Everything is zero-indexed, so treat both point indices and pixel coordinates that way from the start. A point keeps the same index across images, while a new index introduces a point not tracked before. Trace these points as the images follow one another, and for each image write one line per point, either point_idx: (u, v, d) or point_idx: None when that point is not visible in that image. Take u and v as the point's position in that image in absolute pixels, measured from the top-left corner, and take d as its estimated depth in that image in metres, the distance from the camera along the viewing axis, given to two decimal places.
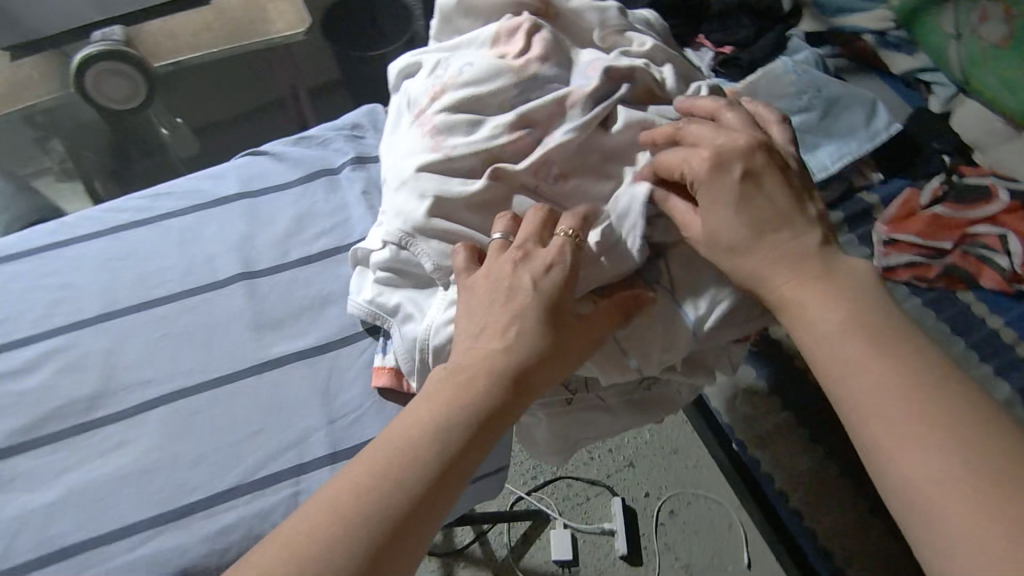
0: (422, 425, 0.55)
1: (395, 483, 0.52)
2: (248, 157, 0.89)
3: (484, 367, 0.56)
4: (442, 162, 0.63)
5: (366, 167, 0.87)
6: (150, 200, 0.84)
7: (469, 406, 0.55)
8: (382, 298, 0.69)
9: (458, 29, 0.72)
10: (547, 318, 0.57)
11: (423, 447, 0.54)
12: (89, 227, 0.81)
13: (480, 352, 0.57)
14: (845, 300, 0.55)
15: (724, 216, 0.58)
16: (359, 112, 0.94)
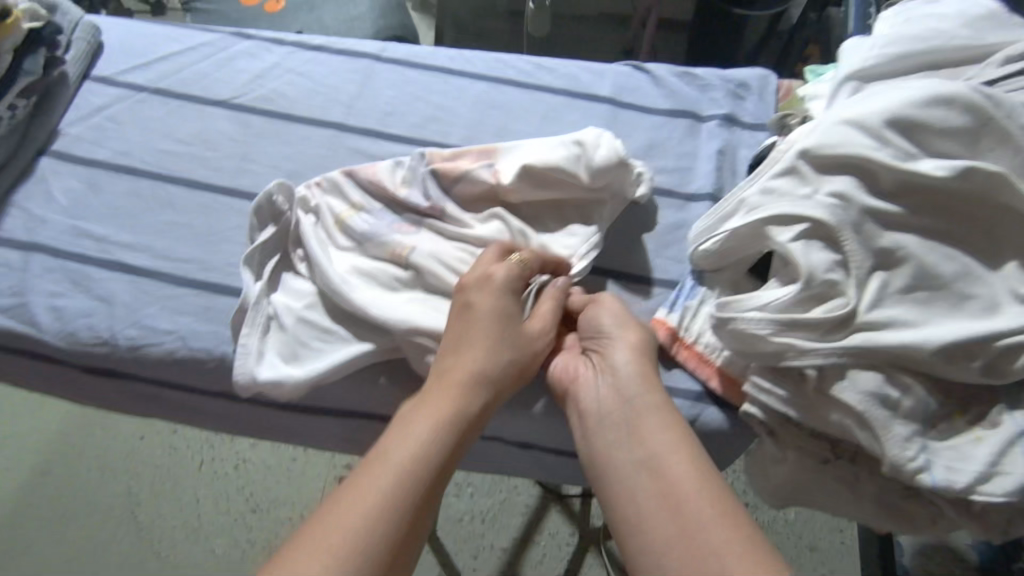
0: (413, 437, 0.53)
1: (404, 482, 0.51)
2: (630, 68, 0.87)
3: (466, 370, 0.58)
4: (841, 153, 0.59)
5: (733, 130, 0.82)
6: (533, 68, 0.87)
7: (458, 408, 0.56)
8: (709, 243, 0.67)
9: (945, 46, 0.67)
10: (504, 336, 0.60)
11: (442, 428, 0.55)
12: (479, 69, 0.87)
13: (465, 360, 0.58)
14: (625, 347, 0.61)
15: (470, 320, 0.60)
16: (752, 71, 0.86)
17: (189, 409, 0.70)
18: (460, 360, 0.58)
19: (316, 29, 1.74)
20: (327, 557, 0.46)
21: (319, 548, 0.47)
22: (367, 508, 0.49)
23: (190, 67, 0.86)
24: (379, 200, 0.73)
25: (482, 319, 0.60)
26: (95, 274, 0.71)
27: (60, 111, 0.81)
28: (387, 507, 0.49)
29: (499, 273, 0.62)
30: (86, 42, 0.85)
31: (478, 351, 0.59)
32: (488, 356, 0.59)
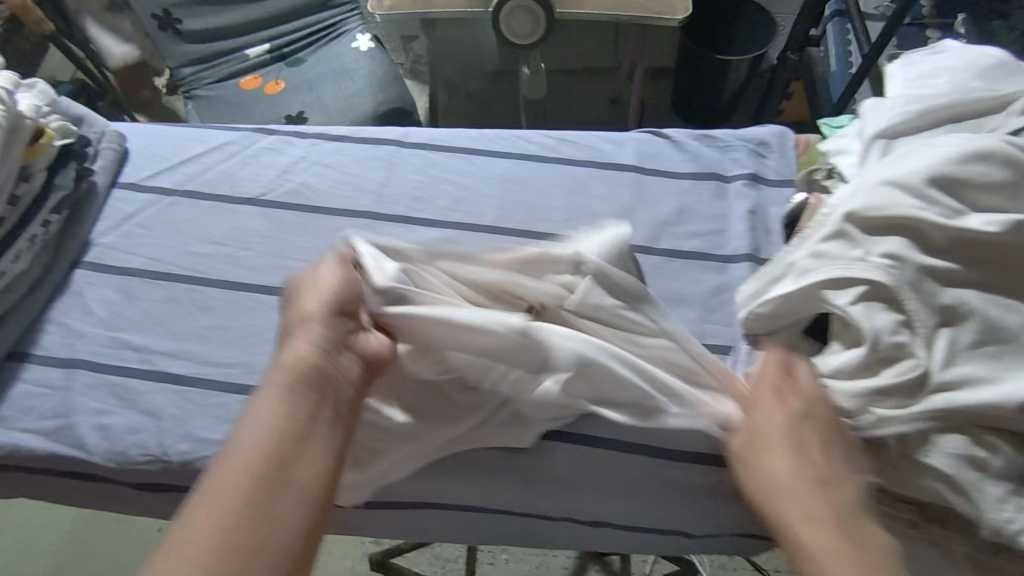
0: (260, 417, 0.54)
1: (251, 451, 0.52)
2: (650, 133, 0.88)
3: (301, 332, 0.60)
4: (887, 214, 0.60)
5: (760, 188, 0.83)
6: (555, 141, 0.88)
7: (289, 373, 0.56)
8: (759, 307, 0.67)
9: (969, 98, 0.69)
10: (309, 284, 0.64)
11: (297, 392, 0.56)
12: (501, 145, 0.87)
13: (302, 326, 0.60)
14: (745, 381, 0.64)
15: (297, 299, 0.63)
16: (769, 128, 0.87)
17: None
18: (310, 331, 0.60)
19: (315, 108, 1.77)
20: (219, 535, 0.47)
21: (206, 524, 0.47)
22: (251, 487, 0.50)
23: (215, 167, 0.86)
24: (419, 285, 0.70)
25: (326, 298, 0.62)
26: (139, 388, 0.70)
27: (91, 221, 0.81)
28: (264, 471, 0.51)
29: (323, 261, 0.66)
30: (112, 149, 0.85)
31: (307, 309, 0.62)
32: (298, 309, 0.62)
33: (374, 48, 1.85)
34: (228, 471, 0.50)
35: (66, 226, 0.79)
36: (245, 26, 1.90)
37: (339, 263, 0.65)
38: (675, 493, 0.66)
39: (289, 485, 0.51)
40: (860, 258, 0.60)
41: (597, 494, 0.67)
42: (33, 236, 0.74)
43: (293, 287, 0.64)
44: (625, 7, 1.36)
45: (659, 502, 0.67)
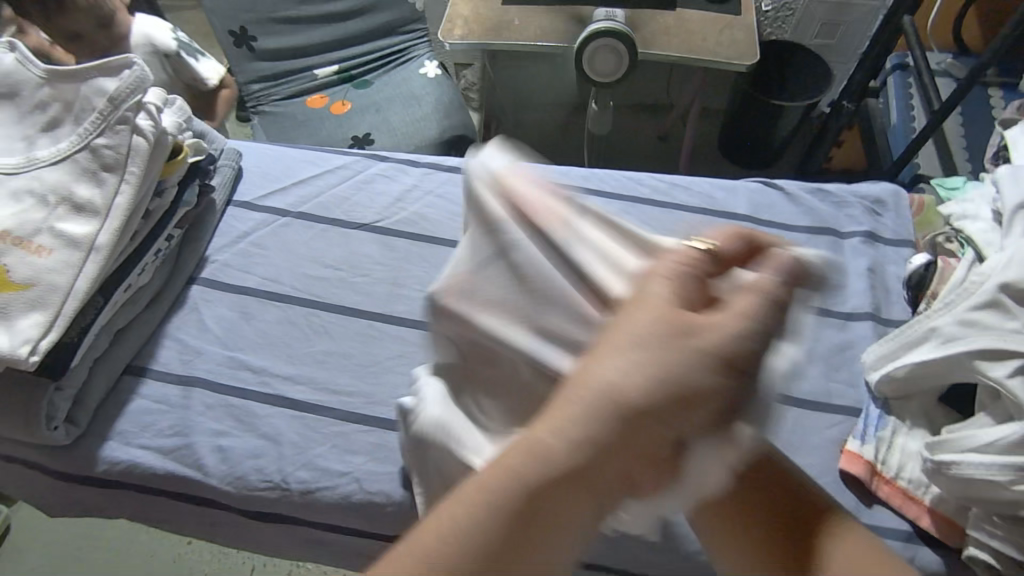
0: (538, 448, 0.36)
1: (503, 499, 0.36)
2: (761, 184, 0.89)
3: (634, 337, 0.37)
4: None
5: (877, 246, 0.82)
6: (667, 185, 0.88)
7: (601, 411, 0.36)
8: (896, 370, 0.67)
9: None
10: (686, 319, 0.38)
11: (577, 410, 0.36)
12: (614, 187, 0.88)
13: (634, 323, 0.38)
14: None
15: (648, 284, 0.41)
16: (883, 187, 0.87)
17: (356, 553, 0.68)
18: (623, 331, 0.38)
19: (383, 130, 1.72)
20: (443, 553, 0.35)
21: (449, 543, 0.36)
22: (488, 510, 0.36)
23: (329, 190, 0.87)
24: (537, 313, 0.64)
25: (650, 296, 0.39)
26: (258, 411, 0.68)
27: (208, 238, 0.81)
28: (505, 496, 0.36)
29: (673, 258, 0.42)
30: (229, 167, 0.86)
31: (649, 301, 0.39)
32: (653, 308, 0.39)
33: (441, 76, 1.85)
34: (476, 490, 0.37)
35: (184, 241, 0.79)
36: (315, 47, 1.91)
37: (684, 255, 0.43)
38: None
39: (526, 509, 0.36)
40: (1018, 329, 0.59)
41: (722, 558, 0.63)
42: (158, 250, 0.74)
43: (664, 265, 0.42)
44: (693, 51, 1.34)
45: None
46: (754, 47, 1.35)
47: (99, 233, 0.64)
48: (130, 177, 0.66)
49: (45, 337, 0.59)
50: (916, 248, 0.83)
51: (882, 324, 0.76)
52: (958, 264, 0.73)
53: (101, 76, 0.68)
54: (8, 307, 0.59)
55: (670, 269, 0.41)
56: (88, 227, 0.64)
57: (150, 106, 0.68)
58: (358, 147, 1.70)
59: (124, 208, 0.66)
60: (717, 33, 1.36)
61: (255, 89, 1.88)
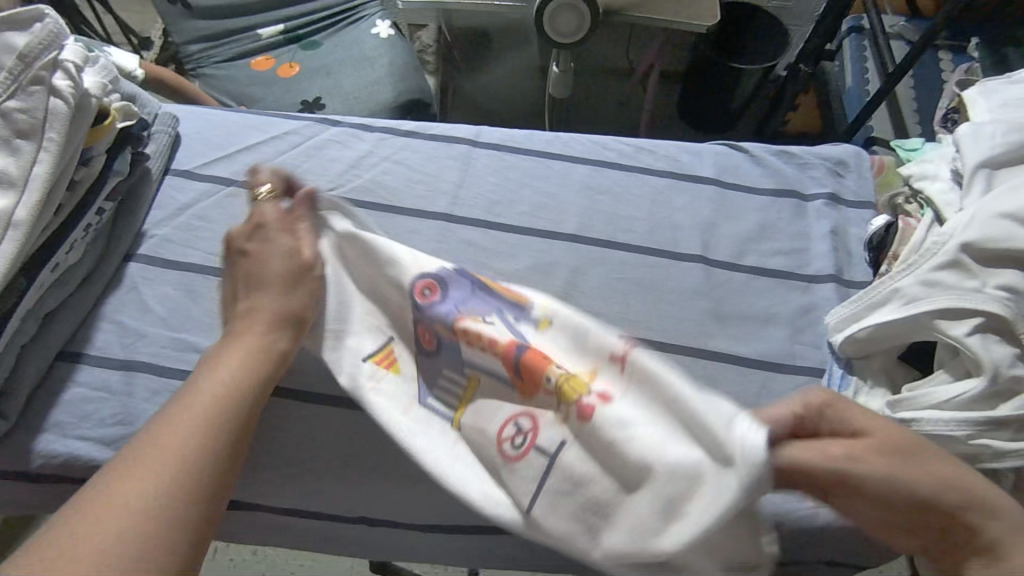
0: (201, 401, 0.53)
1: (161, 467, 0.48)
2: (726, 147, 0.87)
3: (260, 321, 0.60)
4: (1004, 248, 0.60)
5: (840, 208, 0.82)
6: (633, 149, 0.86)
7: (237, 364, 0.56)
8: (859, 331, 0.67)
9: None
10: (285, 282, 0.62)
11: (180, 435, 0.50)
12: (579, 151, 0.85)
13: (256, 308, 0.60)
14: (283, 290, 0.62)
15: (278, 242, 0.64)
16: (845, 148, 0.87)
17: (321, 534, 0.65)
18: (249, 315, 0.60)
19: (334, 94, 1.63)
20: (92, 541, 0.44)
21: (130, 483, 0.47)
22: (153, 472, 0.48)
23: (278, 157, 0.81)
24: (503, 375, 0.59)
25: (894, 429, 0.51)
26: None
27: (144, 211, 0.75)
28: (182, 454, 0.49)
29: (273, 211, 0.66)
30: (165, 133, 0.79)
31: (282, 282, 0.62)
32: (282, 254, 0.63)
33: (394, 36, 1.76)
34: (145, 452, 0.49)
35: (116, 216, 0.73)
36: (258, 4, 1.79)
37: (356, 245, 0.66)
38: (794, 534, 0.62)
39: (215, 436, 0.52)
40: (978, 289, 0.60)
41: None
42: (88, 225, 0.68)
43: (283, 234, 0.65)
44: (654, 12, 1.30)
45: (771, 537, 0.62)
46: (715, 10, 1.31)
47: (16, 207, 0.58)
48: (49, 144, 0.60)
49: None
50: (877, 210, 0.83)
51: (845, 286, 0.76)
52: (918, 225, 0.74)
53: (7, 30, 0.60)
54: None
55: (279, 240, 0.64)
56: (3, 201, 0.57)
57: (68, 64, 0.62)
58: (309, 112, 1.61)
59: (44, 178, 0.59)
60: None
61: (195, 51, 1.77)
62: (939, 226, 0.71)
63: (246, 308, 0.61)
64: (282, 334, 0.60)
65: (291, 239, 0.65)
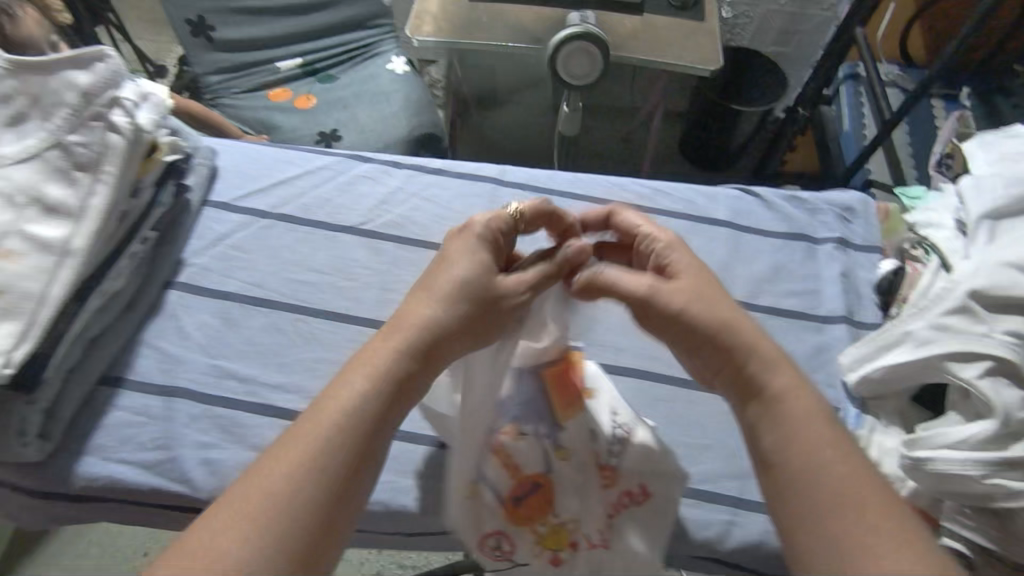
0: (347, 402, 0.45)
1: (318, 465, 0.43)
2: (739, 191, 0.92)
3: (463, 275, 0.52)
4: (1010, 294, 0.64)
5: (849, 252, 0.86)
6: (651, 191, 0.90)
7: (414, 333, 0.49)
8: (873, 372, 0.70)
9: None
10: (484, 252, 0.55)
11: (345, 418, 0.45)
12: (600, 192, 0.89)
13: (468, 258, 0.54)
14: (438, 292, 0.51)
15: (446, 272, 0.52)
16: (853, 195, 0.91)
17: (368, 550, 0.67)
18: (410, 313, 0.51)
19: (351, 126, 1.68)
20: (268, 516, 0.40)
21: (284, 471, 0.42)
22: (301, 475, 0.42)
23: (312, 191, 0.84)
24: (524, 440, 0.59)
25: (803, 397, 0.48)
26: (246, 421, 0.66)
27: (184, 240, 0.78)
28: (340, 429, 0.44)
29: (485, 230, 0.56)
30: (204, 166, 0.82)
31: (476, 249, 0.55)
32: (470, 275, 0.52)
33: (409, 72, 1.81)
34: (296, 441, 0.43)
35: (158, 245, 0.76)
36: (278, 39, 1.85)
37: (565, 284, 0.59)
38: None
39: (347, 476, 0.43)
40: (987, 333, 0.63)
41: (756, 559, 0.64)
42: (133, 254, 0.70)
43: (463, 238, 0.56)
44: (657, 54, 1.35)
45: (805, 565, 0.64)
46: (718, 53, 1.37)
47: (73, 236, 0.61)
48: (106, 178, 0.63)
49: (19, 348, 0.56)
50: (884, 254, 0.87)
51: (856, 327, 0.80)
52: (926, 270, 0.77)
53: (70, 69, 0.63)
54: None
55: (459, 255, 0.54)
56: (61, 231, 0.60)
57: (126, 102, 0.65)
58: (326, 143, 1.65)
59: (101, 209, 0.62)
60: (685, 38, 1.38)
61: (215, 82, 1.82)
62: (946, 272, 0.74)
63: (436, 271, 0.53)
64: (465, 311, 0.51)
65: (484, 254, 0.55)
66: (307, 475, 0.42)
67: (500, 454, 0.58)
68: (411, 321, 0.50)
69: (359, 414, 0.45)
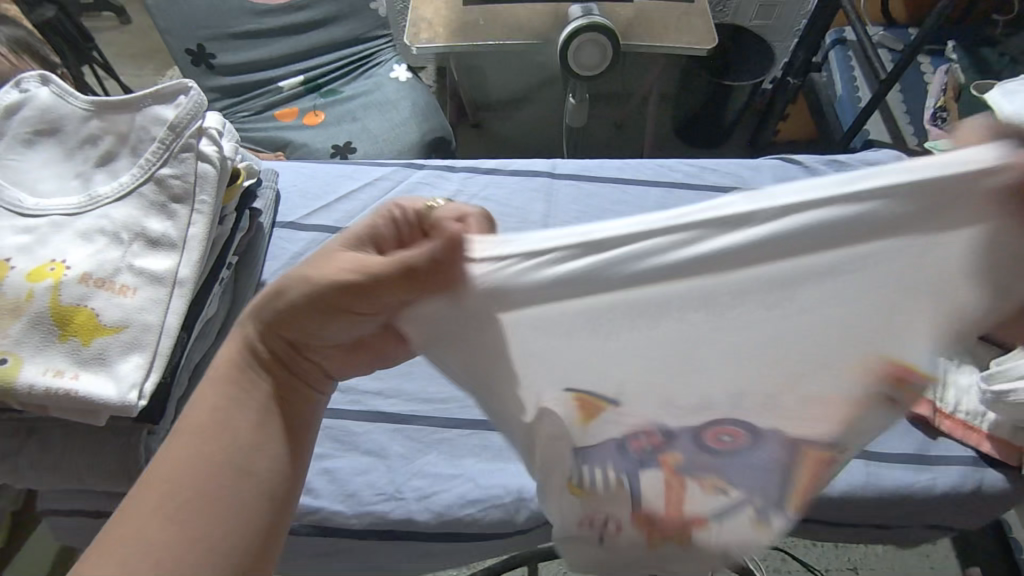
0: (211, 399, 0.48)
1: (191, 459, 0.44)
2: (781, 160, 0.95)
3: (293, 273, 0.46)
4: None
5: None
6: (698, 170, 0.93)
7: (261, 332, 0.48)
8: None
9: None
10: (347, 244, 0.45)
11: (210, 416, 0.47)
12: (650, 174, 0.92)
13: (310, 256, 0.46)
14: (274, 293, 0.47)
15: (290, 278, 0.46)
16: (888, 153, 0.96)
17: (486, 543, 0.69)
18: (259, 320, 0.48)
19: (361, 137, 1.69)
20: (147, 516, 0.42)
21: (164, 475, 0.44)
22: (178, 471, 0.44)
23: (374, 202, 0.86)
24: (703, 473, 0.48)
25: None
26: (357, 429, 0.69)
27: (261, 263, 0.79)
28: (214, 423, 0.46)
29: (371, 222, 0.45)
30: (271, 189, 0.84)
31: (334, 245, 0.45)
32: (299, 270, 0.45)
33: (412, 79, 1.83)
34: (168, 452, 0.45)
35: (238, 270, 0.77)
36: (276, 60, 1.86)
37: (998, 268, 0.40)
38: (928, 502, 0.69)
39: (228, 459, 0.45)
40: None
41: (852, 504, 0.68)
42: (222, 281, 0.72)
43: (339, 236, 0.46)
44: (658, 39, 1.36)
45: (899, 500, 0.68)
46: (712, 34, 1.38)
47: (180, 267, 0.62)
48: (202, 207, 0.65)
49: (149, 379, 0.57)
50: None
51: None
52: None
53: (158, 105, 0.65)
54: (106, 351, 0.56)
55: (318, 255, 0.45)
56: (168, 262, 0.62)
57: (213, 131, 0.67)
58: (339, 156, 1.66)
59: (201, 239, 0.64)
60: (690, 18, 1.40)
61: (219, 109, 1.82)
62: None
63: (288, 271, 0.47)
64: (295, 307, 0.45)
65: (343, 244, 0.45)
66: (183, 467, 0.44)
67: (669, 469, 0.48)
68: (263, 319, 0.48)
69: (228, 401, 0.48)
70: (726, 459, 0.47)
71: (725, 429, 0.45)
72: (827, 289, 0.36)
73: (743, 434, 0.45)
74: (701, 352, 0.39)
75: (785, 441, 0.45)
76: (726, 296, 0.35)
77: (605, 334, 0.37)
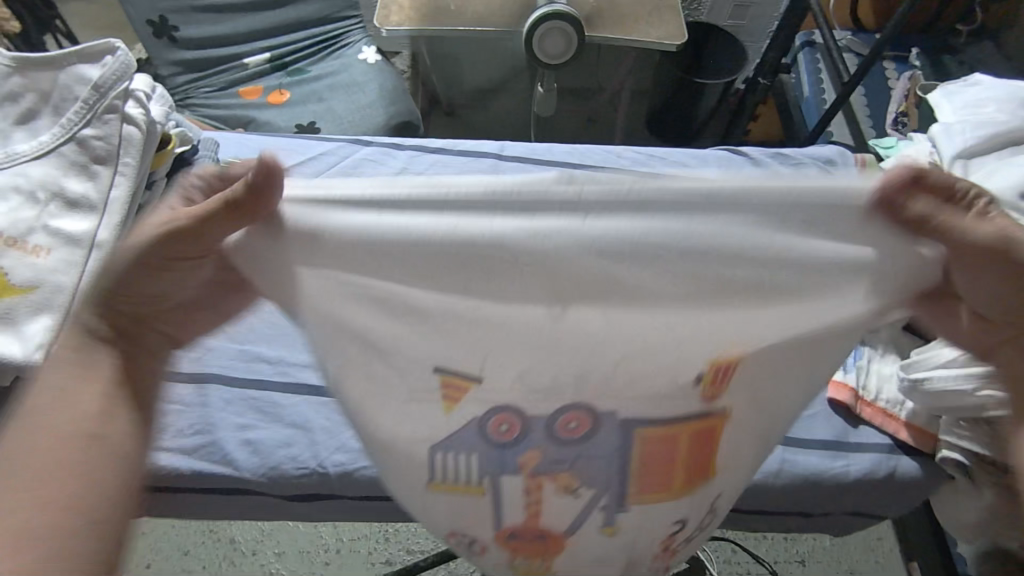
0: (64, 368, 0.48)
1: (60, 422, 0.46)
2: (727, 152, 0.96)
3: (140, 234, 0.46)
4: None
5: None
6: (645, 157, 0.94)
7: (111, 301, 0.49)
8: None
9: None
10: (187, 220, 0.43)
11: (66, 385, 0.48)
12: (597, 160, 0.92)
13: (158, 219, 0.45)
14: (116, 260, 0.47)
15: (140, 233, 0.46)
16: (831, 149, 0.97)
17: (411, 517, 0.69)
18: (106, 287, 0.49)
19: (326, 118, 1.67)
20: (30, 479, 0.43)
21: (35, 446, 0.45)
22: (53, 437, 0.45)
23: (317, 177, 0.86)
24: (561, 483, 0.46)
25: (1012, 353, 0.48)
26: (282, 401, 0.69)
27: None
28: (76, 389, 0.47)
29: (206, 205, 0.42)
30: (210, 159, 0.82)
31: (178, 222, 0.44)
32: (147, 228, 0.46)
33: (380, 61, 1.81)
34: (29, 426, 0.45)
35: None
36: (242, 36, 1.82)
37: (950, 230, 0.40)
38: (841, 488, 0.71)
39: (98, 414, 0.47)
40: None
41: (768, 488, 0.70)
42: None
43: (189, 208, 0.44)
44: (624, 29, 1.35)
45: (814, 484, 0.70)
46: (681, 28, 1.38)
47: (98, 230, 0.61)
48: (125, 168, 0.63)
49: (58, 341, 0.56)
50: None
51: None
52: None
53: (80, 64, 0.63)
54: (13, 312, 0.56)
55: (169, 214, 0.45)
56: (86, 224, 0.60)
57: (138, 93, 0.65)
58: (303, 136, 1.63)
59: (122, 201, 0.62)
60: (658, 11, 1.40)
61: (181, 84, 1.79)
62: None
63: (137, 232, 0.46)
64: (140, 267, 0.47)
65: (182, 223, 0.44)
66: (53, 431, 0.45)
67: (531, 474, 0.46)
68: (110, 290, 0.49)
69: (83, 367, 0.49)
70: (582, 448, 0.45)
71: (580, 436, 0.44)
72: (637, 270, 0.36)
73: (591, 426, 0.44)
74: (555, 316, 0.38)
75: (621, 426, 0.43)
76: (521, 261, 0.35)
77: (452, 302, 0.38)
